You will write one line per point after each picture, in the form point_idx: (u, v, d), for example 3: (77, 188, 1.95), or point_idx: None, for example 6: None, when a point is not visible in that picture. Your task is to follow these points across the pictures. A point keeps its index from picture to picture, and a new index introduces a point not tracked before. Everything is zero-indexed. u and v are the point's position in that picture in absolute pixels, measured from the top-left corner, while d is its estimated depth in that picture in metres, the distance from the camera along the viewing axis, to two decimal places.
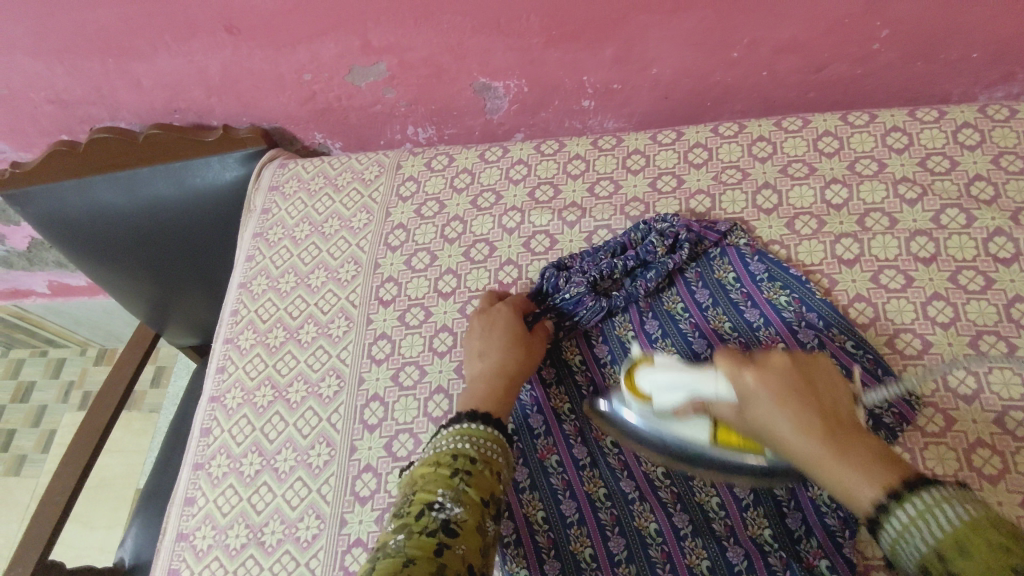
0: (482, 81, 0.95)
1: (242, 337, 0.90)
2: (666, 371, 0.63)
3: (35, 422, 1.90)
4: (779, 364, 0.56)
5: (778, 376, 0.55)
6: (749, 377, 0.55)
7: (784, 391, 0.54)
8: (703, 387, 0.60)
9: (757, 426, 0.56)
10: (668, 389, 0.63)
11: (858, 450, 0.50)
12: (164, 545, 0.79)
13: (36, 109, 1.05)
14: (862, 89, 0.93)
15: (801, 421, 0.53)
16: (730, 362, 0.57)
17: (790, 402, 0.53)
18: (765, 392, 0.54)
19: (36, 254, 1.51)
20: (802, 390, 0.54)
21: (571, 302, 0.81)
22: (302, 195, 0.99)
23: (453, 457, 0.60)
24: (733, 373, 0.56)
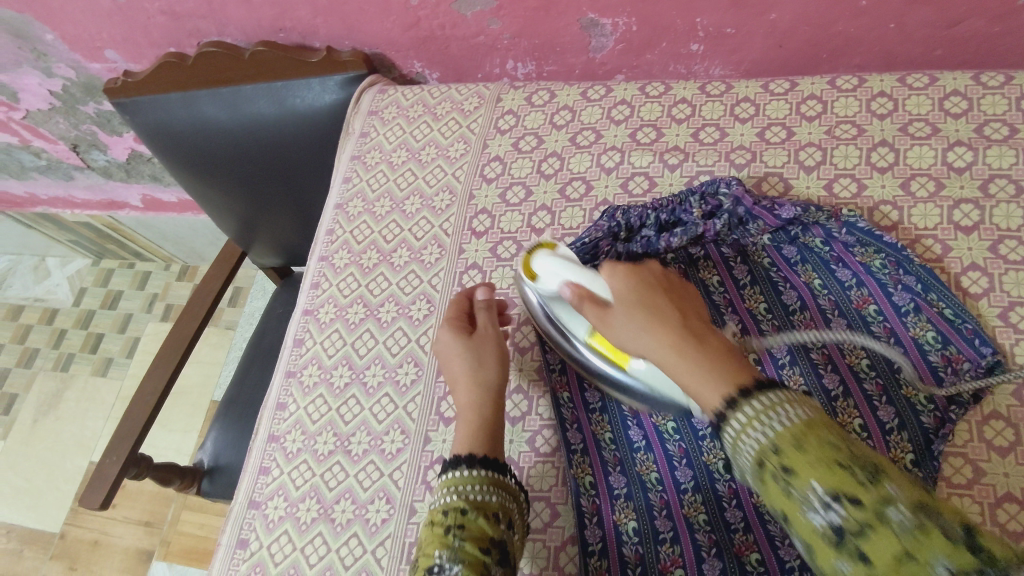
0: (590, 17, 0.93)
1: (337, 256, 0.92)
2: (558, 257, 0.69)
3: (122, 328, 2.01)
4: (650, 269, 0.62)
5: (647, 278, 0.61)
6: (619, 281, 0.61)
7: (636, 301, 0.59)
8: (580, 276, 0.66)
9: (620, 328, 0.59)
10: (552, 274, 0.68)
11: (706, 352, 0.53)
12: (255, 445, 0.82)
13: (149, 20, 1.08)
14: (997, 49, 0.87)
15: (659, 326, 0.56)
16: (610, 266, 0.62)
17: (639, 311, 0.58)
18: (635, 301, 0.59)
19: (133, 166, 1.57)
20: (659, 296, 0.59)
21: (587, 249, 0.80)
22: (400, 121, 1.00)
23: (444, 513, 0.59)
24: (609, 272, 0.62)
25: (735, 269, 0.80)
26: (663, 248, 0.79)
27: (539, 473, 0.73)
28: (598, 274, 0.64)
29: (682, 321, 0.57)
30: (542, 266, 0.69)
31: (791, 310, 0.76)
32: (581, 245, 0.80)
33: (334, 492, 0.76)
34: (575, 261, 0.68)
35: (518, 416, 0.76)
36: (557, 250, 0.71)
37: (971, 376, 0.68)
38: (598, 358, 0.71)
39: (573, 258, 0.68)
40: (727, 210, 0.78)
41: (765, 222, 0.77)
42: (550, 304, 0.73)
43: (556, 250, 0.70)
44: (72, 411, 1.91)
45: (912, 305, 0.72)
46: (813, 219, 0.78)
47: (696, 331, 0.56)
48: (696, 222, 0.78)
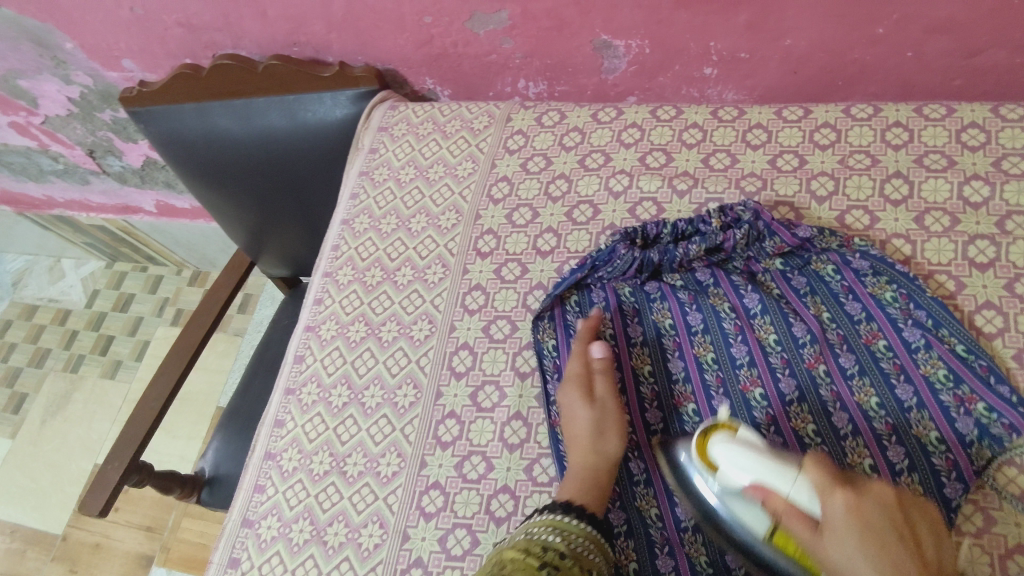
0: (603, 38, 0.93)
1: (341, 272, 0.92)
2: (739, 446, 0.58)
3: (132, 331, 2.02)
4: (880, 496, 0.52)
5: (876, 512, 0.51)
6: (841, 504, 0.51)
7: (876, 538, 0.49)
8: (779, 483, 0.54)
9: (832, 564, 0.50)
10: (739, 468, 0.57)
11: None
12: (252, 462, 0.82)
13: (166, 31, 1.09)
14: (1018, 81, 0.85)
15: (887, 561, 0.48)
16: (825, 478, 0.52)
17: (878, 549, 0.49)
18: (860, 532, 0.50)
19: (148, 173, 1.58)
20: (900, 545, 0.49)
21: (605, 256, 0.81)
22: (409, 138, 0.99)
23: (544, 549, 0.59)
24: (825, 490, 0.52)
25: (746, 297, 0.78)
26: (681, 257, 0.79)
27: (535, 503, 0.71)
28: (802, 479, 0.54)
29: (921, 573, 0.48)
30: (722, 455, 0.59)
31: (801, 343, 0.73)
32: (598, 252, 0.81)
33: (328, 514, 0.76)
34: (759, 447, 0.57)
35: (517, 443, 0.75)
36: (738, 434, 0.60)
37: (985, 415, 0.66)
38: (774, 552, 0.60)
39: (755, 444, 0.58)
40: (748, 220, 0.78)
41: (782, 239, 0.78)
42: (717, 490, 0.61)
43: (736, 435, 0.60)
44: (79, 412, 1.92)
45: (924, 341, 0.70)
46: (826, 245, 0.78)
47: None
48: (712, 229, 0.79)
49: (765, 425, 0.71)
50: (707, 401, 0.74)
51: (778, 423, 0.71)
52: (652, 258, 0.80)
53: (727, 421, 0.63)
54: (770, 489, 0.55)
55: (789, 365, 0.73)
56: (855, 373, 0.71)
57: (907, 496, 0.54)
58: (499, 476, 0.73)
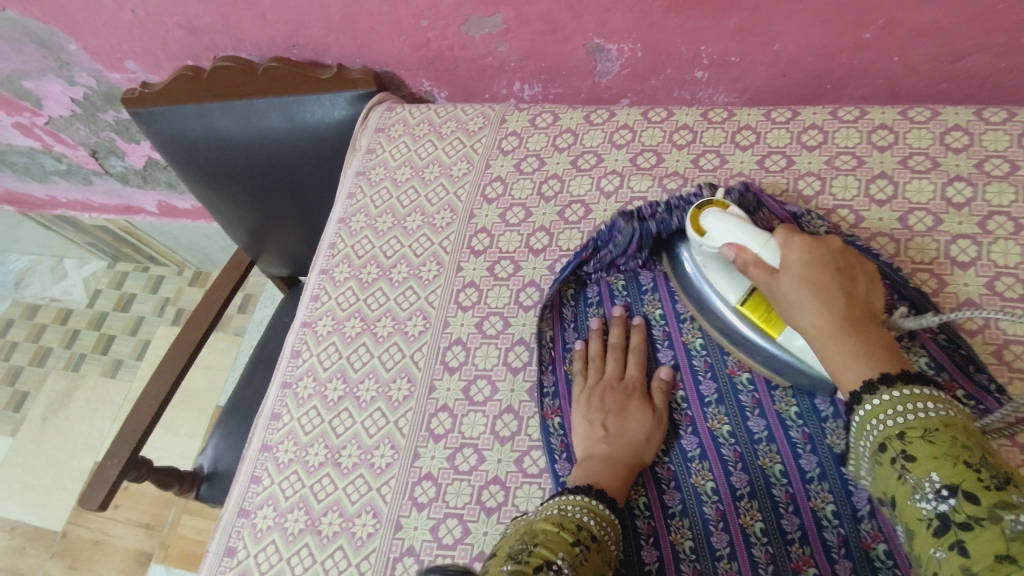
0: (596, 42, 0.94)
1: (338, 269, 0.93)
2: (731, 219, 0.70)
3: (133, 331, 2.04)
4: (830, 245, 0.65)
5: (827, 253, 0.64)
6: (798, 253, 0.64)
7: (818, 271, 0.63)
8: (753, 246, 0.68)
9: (784, 296, 0.64)
10: (727, 231, 0.70)
11: (867, 341, 0.59)
12: (248, 455, 0.84)
13: (168, 33, 1.11)
14: (1002, 85, 0.86)
15: (823, 298, 0.61)
16: (786, 235, 0.66)
17: (817, 277, 0.62)
18: (808, 276, 0.62)
19: (150, 173, 1.61)
20: (834, 275, 0.62)
21: (604, 235, 0.82)
22: (405, 139, 1.01)
23: (578, 528, 0.60)
24: (786, 244, 0.65)
25: None
26: (677, 224, 0.80)
27: (525, 494, 0.73)
28: (772, 240, 0.67)
29: (848, 304, 0.61)
30: (712, 225, 0.71)
31: None
32: (598, 231, 0.82)
33: (322, 504, 0.77)
34: (745, 221, 0.70)
35: (507, 436, 0.76)
36: (728, 210, 0.72)
37: (963, 401, 0.68)
38: (745, 324, 0.72)
39: (744, 220, 0.70)
40: (736, 188, 0.81)
41: (770, 208, 0.81)
42: (705, 258, 0.74)
43: (728, 211, 0.72)
44: (80, 410, 1.93)
45: (907, 331, 0.72)
46: (814, 225, 0.79)
47: (865, 324, 0.61)
48: (704, 195, 0.79)
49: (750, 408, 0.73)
50: (694, 385, 0.76)
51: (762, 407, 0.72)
52: (651, 229, 0.80)
53: (721, 202, 0.74)
54: (747, 254, 0.68)
55: None
56: None
57: (858, 255, 0.66)
58: (490, 467, 0.75)
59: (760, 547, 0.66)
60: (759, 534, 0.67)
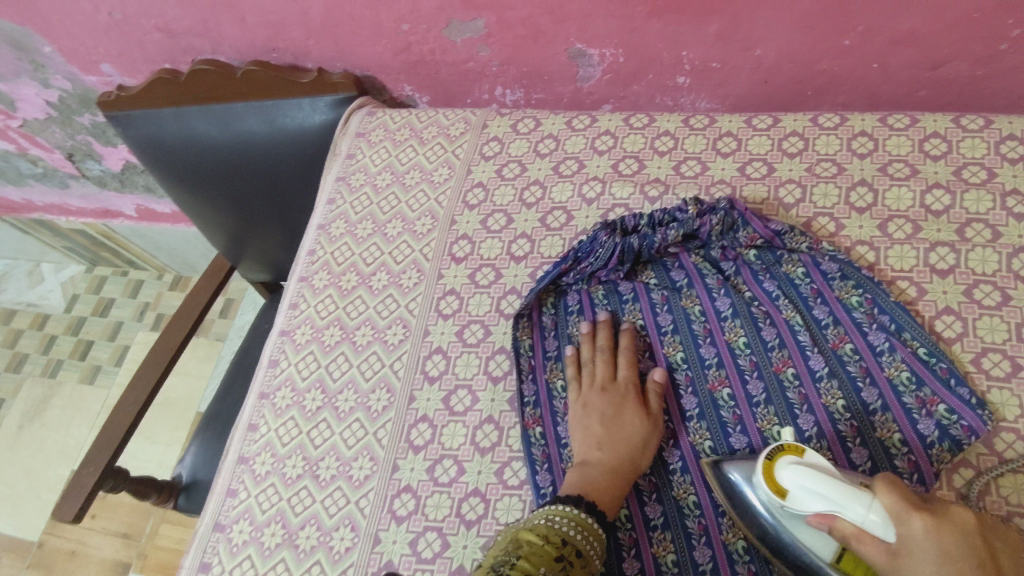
0: (578, 47, 0.94)
1: (317, 277, 0.92)
2: (809, 471, 0.56)
3: (111, 336, 2.01)
4: (960, 520, 0.51)
5: (959, 538, 0.50)
6: (919, 522, 0.50)
7: (955, 554, 0.49)
8: (853, 511, 0.53)
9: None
10: (810, 495, 0.55)
11: None
12: (225, 466, 0.82)
13: (145, 35, 1.09)
14: (979, 93, 0.87)
15: (958, 574, 0.49)
16: (898, 500, 0.52)
17: (950, 562, 0.49)
18: (944, 563, 0.49)
19: (128, 177, 1.58)
20: (980, 569, 0.49)
21: (586, 246, 0.83)
22: (386, 144, 1.00)
23: (564, 542, 0.60)
24: (898, 514, 0.51)
25: (718, 300, 0.79)
26: (658, 241, 0.81)
27: (505, 506, 0.72)
28: (878, 501, 0.52)
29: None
30: (789, 480, 0.57)
31: (769, 347, 0.75)
32: (580, 243, 0.84)
33: (300, 518, 0.76)
34: (835, 477, 0.55)
35: (488, 447, 0.76)
36: (806, 457, 0.58)
37: (946, 417, 0.67)
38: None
39: (831, 473, 0.56)
40: (721, 206, 0.80)
41: (755, 228, 0.80)
42: (782, 516, 0.60)
43: (804, 459, 0.58)
44: (57, 418, 1.90)
45: (887, 345, 0.71)
46: (796, 243, 0.79)
47: None
48: (690, 216, 0.81)
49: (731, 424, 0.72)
50: (676, 401, 0.76)
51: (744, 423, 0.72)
52: (631, 244, 0.82)
53: (795, 446, 0.60)
54: (842, 519, 0.54)
55: (757, 367, 0.74)
56: (823, 375, 0.72)
57: (985, 521, 0.53)
58: (470, 479, 0.74)
59: (741, 564, 0.67)
60: (741, 551, 0.67)
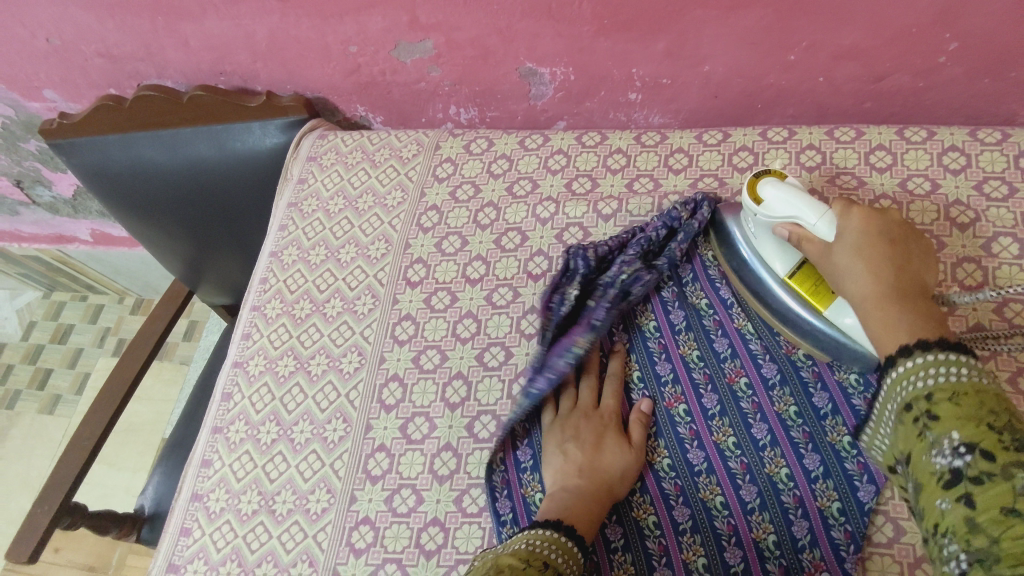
0: (528, 66, 0.94)
1: (269, 305, 0.91)
2: (786, 187, 0.69)
3: (71, 364, 1.96)
4: (887, 219, 0.65)
5: (883, 224, 0.64)
6: (852, 220, 0.65)
7: (876, 243, 0.63)
8: (809, 217, 0.67)
9: (835, 266, 0.65)
10: (785, 206, 0.68)
11: (917, 304, 0.59)
12: (178, 504, 0.80)
13: (87, 61, 1.07)
14: (922, 104, 0.88)
15: (875, 266, 0.62)
16: (840, 205, 0.66)
17: (870, 250, 0.63)
18: (875, 246, 0.63)
19: (81, 202, 1.54)
20: (893, 254, 0.63)
21: (624, 279, 0.80)
22: (338, 168, 0.99)
23: (546, 565, 0.57)
24: (842, 214, 0.65)
25: (672, 313, 0.79)
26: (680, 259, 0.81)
27: (465, 535, 0.71)
28: (829, 214, 0.66)
29: (902, 274, 0.62)
30: (767, 193, 0.70)
31: (722, 357, 0.75)
32: (621, 278, 0.79)
33: (256, 555, 0.74)
34: (804, 191, 0.68)
35: (446, 475, 0.75)
36: (786, 180, 0.71)
37: None
38: (792, 297, 0.71)
39: (801, 188, 0.69)
40: (706, 201, 0.82)
41: None
42: (760, 235, 0.73)
43: (785, 180, 0.71)
44: (17, 449, 1.85)
45: None
46: None
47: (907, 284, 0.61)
48: (683, 217, 0.81)
49: (688, 440, 0.72)
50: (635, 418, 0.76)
51: (700, 438, 0.72)
52: (662, 272, 0.81)
53: (778, 172, 0.73)
54: (802, 227, 0.68)
55: (711, 380, 0.74)
56: (776, 383, 0.73)
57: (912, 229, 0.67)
58: (429, 509, 0.73)
59: None
60: (701, 569, 0.67)
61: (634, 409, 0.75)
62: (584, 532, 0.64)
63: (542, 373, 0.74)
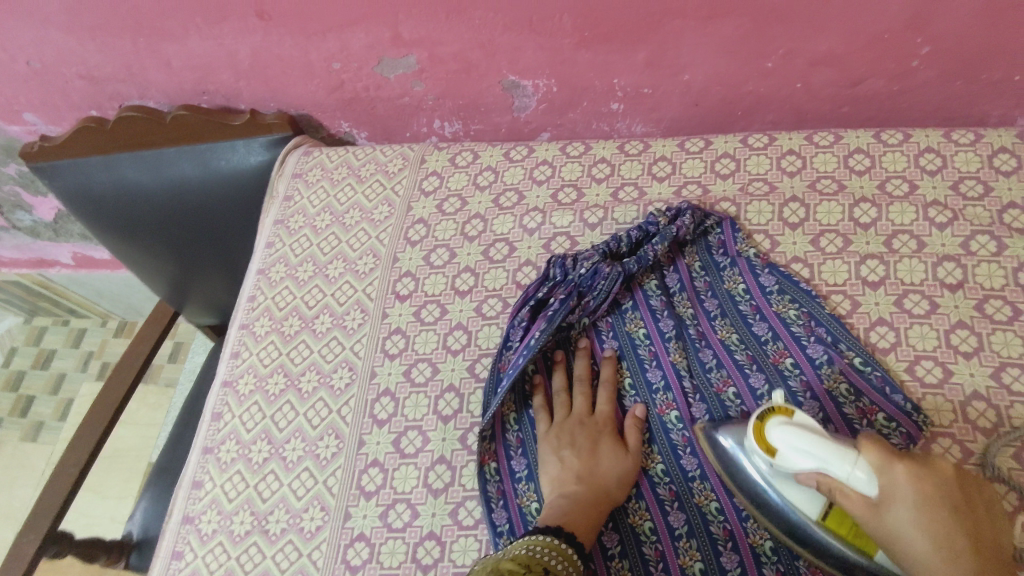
0: (511, 79, 0.95)
1: (258, 323, 0.90)
2: (800, 431, 0.58)
3: (54, 390, 1.93)
4: (942, 468, 0.53)
5: (938, 484, 0.52)
6: (901, 472, 0.53)
7: (935, 497, 0.52)
8: (837, 467, 0.56)
9: (890, 531, 0.53)
10: (801, 451, 0.58)
11: (983, 564, 0.50)
12: (169, 527, 0.79)
13: (67, 83, 1.06)
14: (897, 107, 0.90)
15: (938, 537, 0.51)
16: (883, 455, 0.54)
17: (928, 505, 0.52)
18: (935, 509, 0.52)
19: (62, 225, 1.53)
20: (954, 510, 0.52)
21: (587, 277, 0.81)
22: (324, 184, 0.99)
23: (544, 571, 0.57)
24: (882, 467, 0.54)
25: (662, 321, 0.79)
26: (653, 258, 0.81)
27: (461, 548, 0.71)
28: (862, 461, 0.55)
29: (968, 525, 0.52)
30: (779, 440, 0.60)
31: (708, 369, 0.76)
32: (581, 275, 0.80)
33: None
34: (825, 434, 0.58)
35: (441, 488, 0.74)
36: (795, 418, 0.61)
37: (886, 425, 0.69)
38: (835, 538, 0.61)
39: (821, 431, 0.58)
40: (687, 207, 0.83)
41: (726, 236, 0.83)
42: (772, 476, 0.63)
43: (794, 419, 0.60)
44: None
45: (826, 356, 0.73)
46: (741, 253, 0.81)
47: (980, 548, 0.51)
48: (661, 223, 0.82)
49: (681, 446, 0.73)
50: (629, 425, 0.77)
51: (693, 444, 0.73)
52: (631, 270, 0.81)
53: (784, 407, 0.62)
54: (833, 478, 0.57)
55: (701, 388, 0.75)
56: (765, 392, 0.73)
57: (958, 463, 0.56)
58: (424, 522, 0.73)
59: None
60: (699, 574, 0.67)
61: (629, 415, 0.75)
62: (582, 539, 0.65)
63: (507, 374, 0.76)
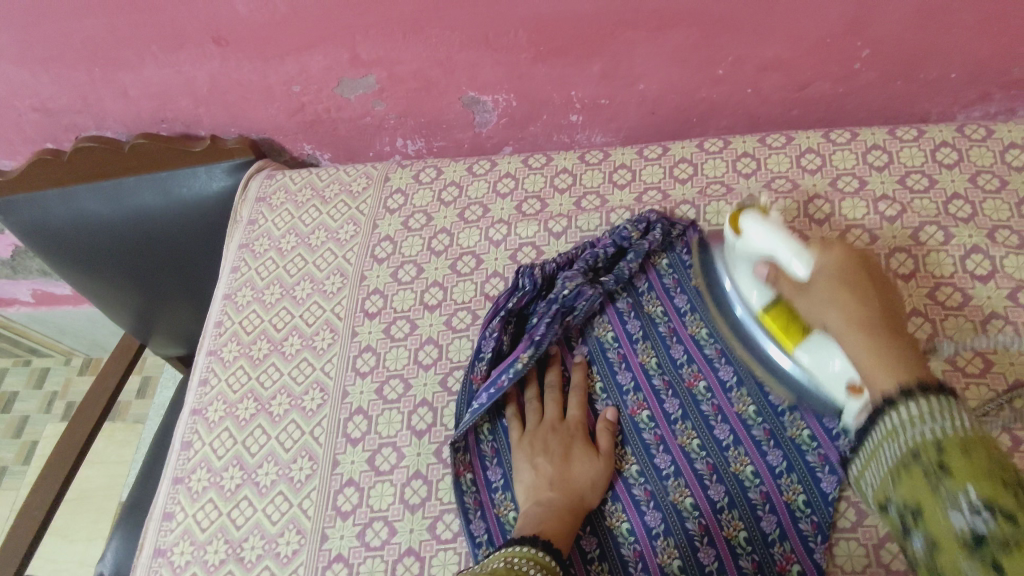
0: (470, 95, 0.96)
1: (226, 349, 0.89)
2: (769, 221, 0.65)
3: (16, 433, 1.87)
4: (873, 265, 0.61)
5: (863, 272, 0.59)
6: (829, 258, 0.60)
7: (862, 285, 0.58)
8: (785, 251, 0.62)
9: (811, 304, 0.59)
10: (761, 237, 0.65)
11: (901, 347, 0.54)
12: (140, 562, 0.77)
13: (21, 116, 1.05)
14: (844, 108, 0.93)
15: (855, 308, 0.56)
16: (818, 244, 0.61)
17: (851, 294, 0.57)
18: (856, 287, 0.57)
19: (20, 262, 1.50)
20: (876, 298, 0.57)
21: (570, 298, 0.80)
22: (289, 206, 0.99)
23: None
24: (822, 250, 0.61)
25: (629, 322, 0.81)
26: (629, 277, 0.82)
27: (441, 562, 0.71)
28: (806, 250, 0.61)
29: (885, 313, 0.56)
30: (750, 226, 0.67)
31: (679, 364, 0.77)
32: (564, 296, 0.80)
33: None
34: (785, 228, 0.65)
35: (417, 504, 0.74)
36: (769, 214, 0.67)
37: None
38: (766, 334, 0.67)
39: (783, 226, 0.64)
40: (658, 221, 0.84)
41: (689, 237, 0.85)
42: (734, 266, 0.70)
43: (768, 215, 0.66)
44: None
45: None
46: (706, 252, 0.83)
47: (898, 336, 0.55)
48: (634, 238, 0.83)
49: (654, 445, 0.74)
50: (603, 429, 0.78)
51: (665, 443, 0.73)
52: (609, 288, 0.82)
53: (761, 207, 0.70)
54: (778, 265, 0.63)
55: (671, 386, 0.76)
56: (733, 385, 0.75)
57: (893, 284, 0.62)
58: (402, 539, 0.72)
59: None
60: (677, 572, 0.67)
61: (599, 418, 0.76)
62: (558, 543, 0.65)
63: (486, 388, 0.76)
